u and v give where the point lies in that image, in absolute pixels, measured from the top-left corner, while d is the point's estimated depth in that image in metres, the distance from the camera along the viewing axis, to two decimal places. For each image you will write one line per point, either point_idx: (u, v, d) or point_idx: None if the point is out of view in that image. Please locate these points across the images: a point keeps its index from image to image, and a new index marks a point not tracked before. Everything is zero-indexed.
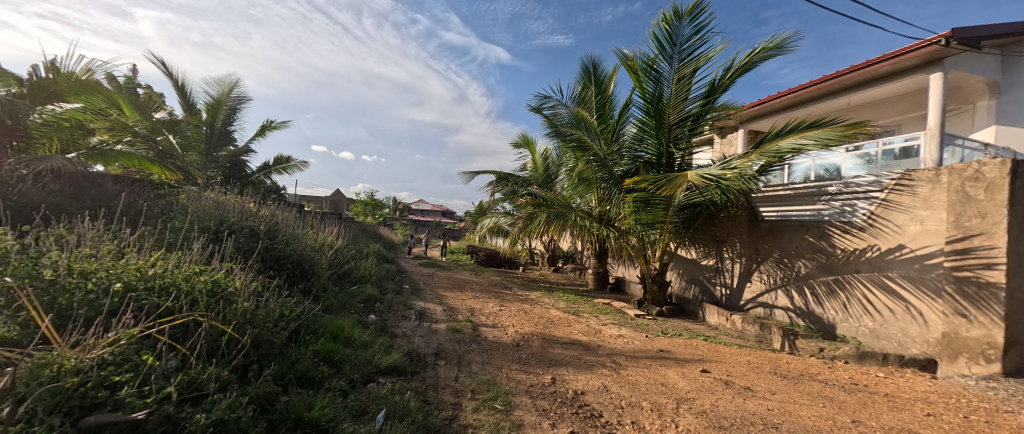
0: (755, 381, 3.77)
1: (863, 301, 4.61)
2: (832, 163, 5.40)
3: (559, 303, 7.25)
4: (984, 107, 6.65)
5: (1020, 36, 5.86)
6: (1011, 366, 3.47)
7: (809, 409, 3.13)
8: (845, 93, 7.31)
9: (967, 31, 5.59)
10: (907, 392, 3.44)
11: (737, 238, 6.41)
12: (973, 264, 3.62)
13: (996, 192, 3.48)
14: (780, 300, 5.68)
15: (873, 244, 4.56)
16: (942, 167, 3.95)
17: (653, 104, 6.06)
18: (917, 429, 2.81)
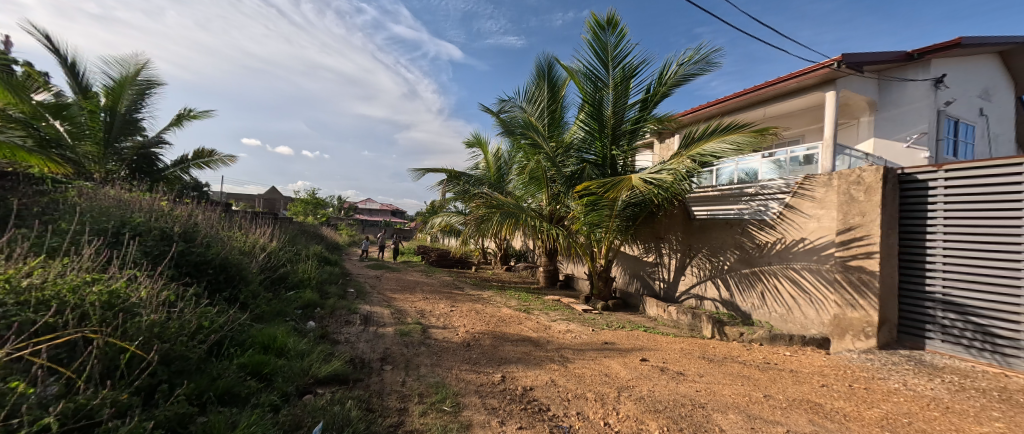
0: (686, 366, 4.10)
1: (775, 290, 5.22)
2: (750, 168, 6.01)
3: (510, 302, 7.33)
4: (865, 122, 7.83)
5: (891, 64, 7.03)
6: (885, 340, 4.12)
7: (730, 388, 3.48)
8: (762, 105, 8.23)
9: (852, 58, 6.61)
10: (807, 367, 3.97)
11: (673, 235, 6.93)
12: (856, 255, 4.25)
13: (872, 194, 4.14)
14: (709, 291, 6.25)
15: (781, 238, 5.20)
16: (834, 173, 4.61)
17: (597, 108, 6.34)
18: (814, 398, 3.25)
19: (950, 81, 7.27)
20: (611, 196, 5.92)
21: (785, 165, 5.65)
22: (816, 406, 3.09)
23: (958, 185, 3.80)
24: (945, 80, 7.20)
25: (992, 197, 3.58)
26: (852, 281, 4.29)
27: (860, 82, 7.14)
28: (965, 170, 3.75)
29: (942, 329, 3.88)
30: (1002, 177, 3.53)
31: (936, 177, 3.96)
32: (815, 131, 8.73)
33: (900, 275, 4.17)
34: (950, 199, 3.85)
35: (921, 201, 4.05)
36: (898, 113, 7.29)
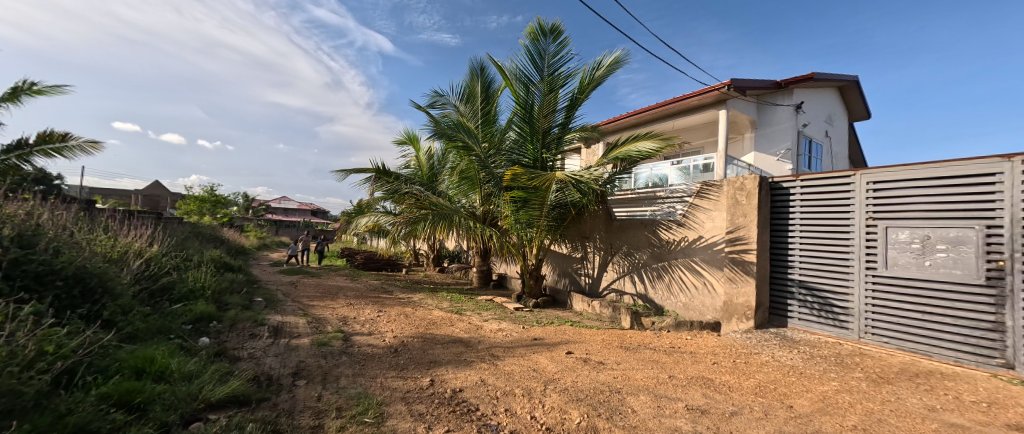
0: (606, 355, 4.43)
1: (680, 281, 5.89)
2: (662, 174, 6.75)
3: (442, 304, 7.18)
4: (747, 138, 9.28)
5: (766, 90, 8.42)
6: (760, 321, 4.90)
7: (642, 372, 3.85)
8: (671, 118, 9.21)
9: (739, 82, 7.77)
10: (703, 348, 4.56)
11: (597, 234, 7.43)
12: (740, 250, 5.00)
13: (751, 198, 4.92)
14: (628, 285, 6.83)
15: (685, 236, 5.88)
16: (724, 179, 5.37)
17: (528, 112, 6.54)
18: (707, 375, 3.75)
19: (806, 107, 8.95)
20: (540, 193, 6.13)
21: (689, 172, 6.47)
22: (709, 381, 3.57)
23: (809, 192, 4.69)
24: (803, 106, 8.84)
25: (831, 202, 4.48)
26: (736, 273, 5.03)
27: (743, 103, 8.46)
28: (814, 179, 4.64)
29: (799, 309, 4.73)
30: (837, 186, 4.44)
31: (795, 185, 4.84)
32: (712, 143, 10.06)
33: (771, 266, 4.99)
34: (804, 203, 4.73)
35: (785, 205, 4.91)
36: (771, 131, 8.77)
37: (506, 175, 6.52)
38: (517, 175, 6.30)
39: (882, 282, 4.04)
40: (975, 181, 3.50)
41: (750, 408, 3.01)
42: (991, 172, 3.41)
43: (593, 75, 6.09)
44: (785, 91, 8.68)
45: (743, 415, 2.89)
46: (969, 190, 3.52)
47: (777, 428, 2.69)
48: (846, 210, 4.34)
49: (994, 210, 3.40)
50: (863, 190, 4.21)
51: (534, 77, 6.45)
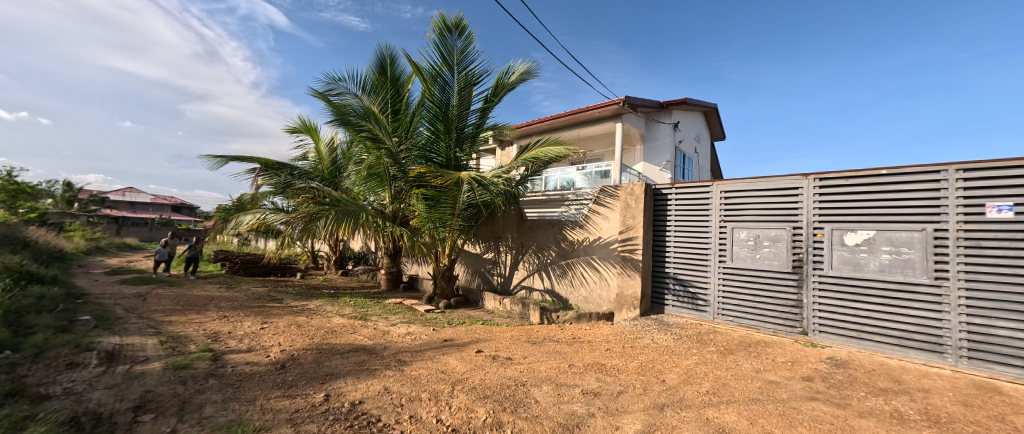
0: (514, 350, 4.58)
1: (581, 277, 6.40)
2: (570, 179, 7.60)
3: (343, 310, 6.58)
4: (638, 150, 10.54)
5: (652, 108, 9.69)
6: (644, 309, 5.60)
7: (545, 364, 4.08)
8: (576, 127, 9.96)
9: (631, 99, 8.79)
10: (599, 337, 5.04)
11: (509, 234, 7.64)
12: (630, 248, 5.66)
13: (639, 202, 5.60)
14: (536, 282, 7.18)
15: (588, 236, 6.41)
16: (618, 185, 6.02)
17: (440, 109, 6.40)
18: (601, 360, 4.15)
19: (681, 127, 10.56)
20: (452, 191, 6.01)
21: (592, 177, 7.54)
22: (602, 366, 3.96)
23: (681, 198, 5.55)
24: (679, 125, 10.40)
25: (695, 206, 5.37)
26: (626, 268, 5.68)
27: (634, 119, 9.63)
28: (685, 187, 5.50)
29: (672, 297, 5.55)
30: (700, 193, 5.34)
31: (671, 191, 5.67)
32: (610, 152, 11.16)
33: (653, 262, 5.76)
34: (677, 207, 5.57)
35: (664, 208, 5.72)
36: (656, 145, 10.14)
37: (414, 173, 6.25)
38: (429, 176, 6.03)
39: (729, 272, 4.98)
40: (787, 193, 4.57)
41: (633, 386, 3.43)
42: (797, 186, 4.50)
43: (506, 78, 6.26)
44: (666, 111, 10.13)
45: (627, 393, 3.27)
46: (782, 200, 4.60)
47: (653, 401, 3.12)
48: (706, 213, 5.25)
49: (798, 215, 4.49)
50: (718, 198, 5.15)
51: (446, 73, 6.34)
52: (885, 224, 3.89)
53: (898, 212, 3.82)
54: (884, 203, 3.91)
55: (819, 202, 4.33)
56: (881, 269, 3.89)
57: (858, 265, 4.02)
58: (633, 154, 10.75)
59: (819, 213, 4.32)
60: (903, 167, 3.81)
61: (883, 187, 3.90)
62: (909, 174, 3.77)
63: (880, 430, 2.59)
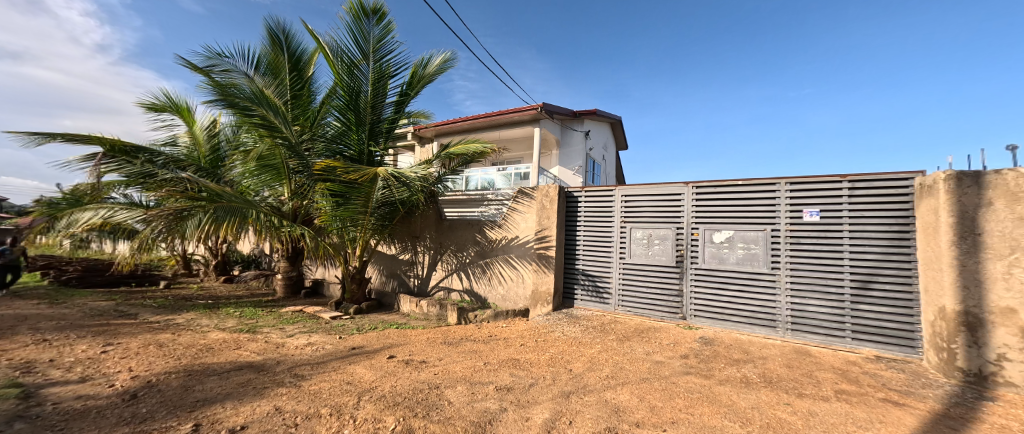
0: (429, 353, 4.45)
1: (499, 275, 6.51)
2: (490, 178, 7.70)
3: (225, 323, 5.64)
4: (554, 154, 11.12)
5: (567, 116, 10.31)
6: (556, 304, 5.93)
7: (461, 364, 4.04)
8: (497, 129, 10.12)
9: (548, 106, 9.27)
10: (514, 333, 5.19)
11: (427, 234, 7.39)
12: (545, 247, 5.93)
13: (554, 204, 5.93)
14: (454, 282, 7.06)
15: (505, 235, 6.49)
16: (534, 187, 6.26)
17: (352, 98, 5.84)
18: (515, 356, 4.28)
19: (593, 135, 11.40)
20: (364, 187, 5.51)
21: (512, 178, 7.75)
22: (516, 361, 4.08)
23: (589, 200, 6.01)
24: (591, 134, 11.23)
25: (601, 208, 5.88)
26: (541, 266, 5.94)
27: (551, 125, 10.15)
28: (592, 190, 5.98)
29: (580, 292, 5.99)
30: (605, 196, 5.86)
31: (581, 194, 6.11)
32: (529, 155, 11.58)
33: (565, 260, 6.13)
34: (586, 208, 6.03)
35: (575, 209, 6.14)
36: (570, 150, 10.84)
37: (317, 165, 5.61)
38: (331, 165, 5.44)
39: (628, 267, 5.56)
40: (673, 198, 5.29)
41: (543, 377, 3.61)
42: (680, 192, 5.23)
43: (423, 70, 6.03)
44: (579, 120, 10.90)
45: (538, 385, 3.43)
46: (667, 203, 5.33)
47: (560, 389, 3.32)
48: (610, 214, 5.78)
49: (679, 217, 5.23)
50: (620, 201, 5.71)
51: (363, 66, 5.82)
52: (741, 225, 4.76)
53: (747, 215, 4.74)
54: (741, 208, 4.79)
55: (694, 206, 5.11)
56: (738, 262, 4.73)
57: (723, 258, 4.84)
58: (549, 158, 11.31)
59: (695, 216, 5.10)
60: (753, 179, 4.73)
61: (736, 195, 4.82)
62: (755, 185, 4.70)
63: (733, 394, 3.16)
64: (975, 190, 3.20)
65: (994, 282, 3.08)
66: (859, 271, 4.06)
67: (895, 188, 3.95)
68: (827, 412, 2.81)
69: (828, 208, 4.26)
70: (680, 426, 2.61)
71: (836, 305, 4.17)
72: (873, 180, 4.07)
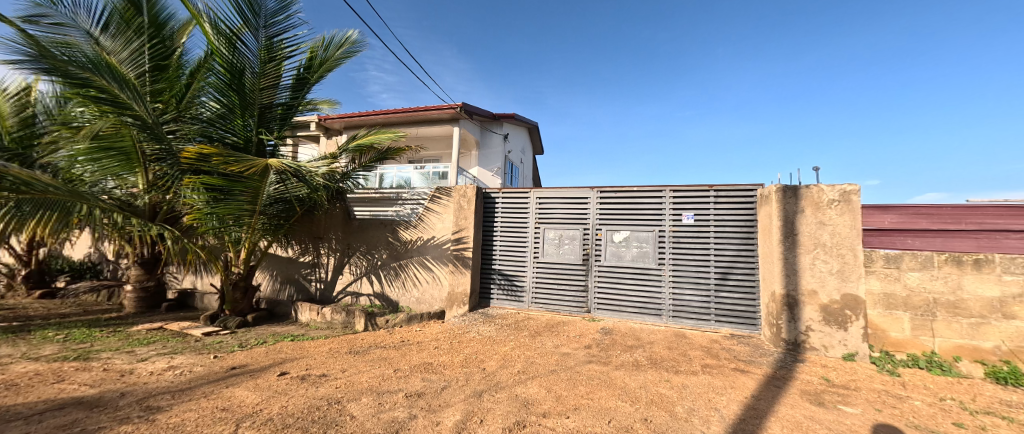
0: (331, 363, 4.04)
1: (413, 277, 6.25)
2: (407, 177, 7.33)
3: (43, 350, 4.37)
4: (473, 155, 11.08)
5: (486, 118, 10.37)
6: (472, 304, 5.91)
7: (367, 374, 3.75)
8: (414, 125, 9.73)
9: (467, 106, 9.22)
10: (428, 336, 5.02)
11: (333, 234, 6.72)
12: (462, 247, 5.86)
13: (471, 204, 5.89)
14: (364, 287, 6.56)
15: (421, 236, 6.25)
16: (452, 187, 6.17)
17: (233, 74, 4.73)
18: (428, 360, 4.15)
19: (512, 138, 11.63)
20: (249, 179, 4.71)
21: (430, 177, 7.51)
22: (429, 365, 3.96)
23: (506, 201, 6.13)
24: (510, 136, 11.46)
25: (517, 209, 6.06)
26: (458, 266, 5.86)
27: (470, 125, 10.12)
28: (509, 192, 6.12)
29: (496, 291, 6.09)
30: (521, 198, 6.05)
31: (498, 195, 6.20)
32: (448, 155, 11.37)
33: (482, 260, 6.16)
34: (502, 209, 6.15)
35: (492, 210, 6.21)
36: (489, 152, 10.95)
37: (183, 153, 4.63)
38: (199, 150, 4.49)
39: (540, 266, 5.82)
40: (582, 200, 5.71)
41: (456, 379, 3.58)
42: (587, 196, 5.67)
43: (326, 53, 5.46)
44: (498, 123, 11.08)
45: (450, 387, 3.38)
46: (575, 206, 5.74)
47: (473, 389, 3.33)
48: (525, 216, 5.98)
49: (586, 219, 5.66)
50: (534, 202, 5.96)
51: (246, 35, 4.75)
52: (636, 226, 5.36)
53: (638, 217, 5.37)
54: (636, 211, 5.38)
55: (598, 209, 5.59)
56: (634, 259, 5.32)
57: (621, 256, 5.39)
58: (468, 158, 11.26)
59: (599, 218, 5.58)
60: (646, 186, 5.36)
61: (630, 199, 5.42)
62: (646, 190, 5.36)
63: (626, 377, 3.53)
64: (794, 200, 4.12)
65: (804, 270, 4.01)
66: (722, 265, 4.90)
67: (746, 196, 4.87)
68: (696, 384, 3.33)
69: (701, 212, 5.05)
70: (582, 410, 2.83)
71: (706, 294, 4.95)
72: (732, 189, 4.95)
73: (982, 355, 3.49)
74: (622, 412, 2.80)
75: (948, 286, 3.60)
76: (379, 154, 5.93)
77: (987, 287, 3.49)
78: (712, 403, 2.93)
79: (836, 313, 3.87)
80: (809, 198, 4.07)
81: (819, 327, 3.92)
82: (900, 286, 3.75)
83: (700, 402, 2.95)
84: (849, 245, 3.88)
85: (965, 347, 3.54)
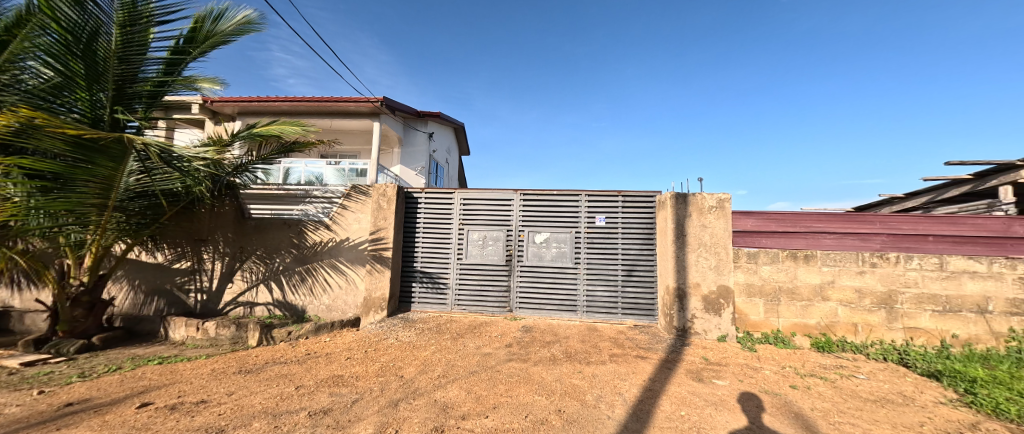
0: (214, 386, 3.46)
1: (323, 282, 5.70)
2: (318, 172, 6.60)
3: None
4: (395, 152, 10.54)
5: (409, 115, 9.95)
6: (391, 309, 5.60)
7: (262, 394, 3.29)
8: (329, 116, 8.92)
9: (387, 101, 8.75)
10: (339, 347, 4.62)
11: (220, 235, 5.79)
12: (380, 250, 5.52)
13: (390, 204, 5.59)
14: (261, 296, 5.80)
15: (333, 238, 5.74)
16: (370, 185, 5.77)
17: (74, 35, 3.76)
18: (338, 372, 3.81)
19: (437, 138, 11.33)
20: (105, 161, 3.71)
21: (346, 173, 6.91)
22: (339, 378, 3.64)
23: (428, 202, 5.96)
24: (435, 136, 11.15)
25: (441, 210, 5.92)
26: (375, 269, 5.51)
27: (392, 121, 9.62)
28: (433, 192, 5.96)
29: (417, 294, 5.87)
30: (444, 198, 5.93)
31: (420, 195, 6.00)
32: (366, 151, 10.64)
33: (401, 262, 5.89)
34: (424, 209, 5.96)
35: (414, 211, 5.98)
36: (412, 150, 10.54)
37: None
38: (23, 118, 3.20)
39: (464, 267, 5.78)
40: (505, 202, 5.81)
41: (369, 390, 3.35)
42: (510, 198, 5.80)
43: (214, 25, 4.70)
44: (423, 121, 10.74)
45: (362, 399, 3.16)
46: (498, 207, 5.83)
47: (388, 399, 3.16)
48: (449, 216, 5.88)
49: (508, 220, 5.78)
50: (458, 203, 5.90)
51: None
52: (555, 227, 5.64)
53: (555, 219, 5.66)
54: (556, 213, 5.67)
55: (520, 211, 5.76)
56: (553, 258, 5.60)
57: (542, 256, 5.62)
58: (389, 155, 10.67)
59: (521, 219, 5.75)
60: (565, 189, 5.68)
61: (549, 202, 5.70)
62: (563, 193, 5.68)
63: (543, 371, 3.70)
64: (684, 205, 4.75)
65: (690, 266, 4.64)
66: (629, 263, 5.42)
67: (648, 202, 5.47)
68: (604, 372, 3.62)
69: (611, 215, 5.53)
70: (500, 409, 2.88)
71: (615, 290, 5.43)
72: (637, 195, 5.51)
73: (809, 330, 4.43)
74: (538, 406, 2.92)
75: (788, 276, 4.50)
76: (284, 146, 5.25)
77: (812, 276, 4.45)
78: (617, 389, 3.22)
79: (713, 302, 4.56)
80: (695, 204, 4.73)
81: (701, 314, 4.58)
82: (757, 277, 4.57)
83: (607, 389, 3.23)
84: (723, 244, 4.61)
85: (798, 324, 4.46)
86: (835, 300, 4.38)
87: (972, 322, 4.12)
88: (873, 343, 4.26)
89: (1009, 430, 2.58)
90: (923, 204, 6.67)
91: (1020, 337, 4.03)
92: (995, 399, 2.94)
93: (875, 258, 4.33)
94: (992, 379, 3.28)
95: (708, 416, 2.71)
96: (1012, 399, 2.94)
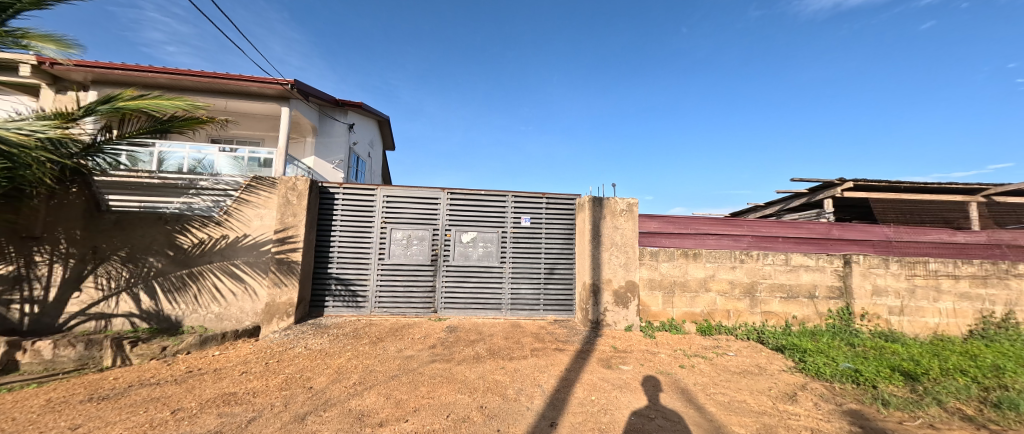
0: (52, 420, 2.79)
1: (212, 289, 4.97)
2: (207, 158, 5.58)
3: None
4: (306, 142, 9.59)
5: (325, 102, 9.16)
6: (300, 315, 5.10)
7: (125, 423, 2.76)
8: (224, 97, 7.79)
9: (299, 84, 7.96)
10: (232, 361, 4.07)
11: (63, 232, 4.66)
12: (288, 249, 4.98)
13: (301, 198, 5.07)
14: (123, 306, 4.83)
15: (226, 235, 5.04)
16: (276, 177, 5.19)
17: None
18: (229, 390, 3.36)
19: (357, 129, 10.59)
20: None
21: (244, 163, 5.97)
22: (231, 396, 3.21)
23: (347, 198, 5.56)
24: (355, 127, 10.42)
25: (362, 207, 5.57)
26: (281, 271, 4.95)
27: (306, 108, 8.77)
28: (352, 187, 5.58)
29: (332, 298, 5.44)
30: (366, 194, 5.60)
31: (338, 191, 5.57)
32: (272, 138, 9.49)
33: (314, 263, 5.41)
34: (341, 206, 5.54)
35: (330, 207, 5.53)
36: (330, 141, 9.71)
37: None
38: None
39: (386, 268, 5.52)
40: (432, 201, 5.70)
41: (270, 406, 3.03)
42: (438, 197, 5.71)
43: None
44: (342, 110, 9.98)
45: (261, 417, 2.84)
46: (425, 206, 5.68)
47: (293, 413, 2.90)
48: (371, 214, 5.58)
49: (435, 220, 5.68)
50: (381, 200, 5.62)
51: None
52: (481, 227, 5.71)
53: (481, 218, 5.73)
54: (483, 213, 5.74)
55: (448, 210, 5.71)
56: (480, 258, 5.65)
57: (468, 255, 5.64)
58: (301, 145, 9.67)
59: (449, 218, 5.69)
60: (492, 190, 5.78)
61: (476, 200, 5.75)
62: (490, 193, 5.78)
63: (467, 370, 3.73)
64: (599, 207, 5.18)
65: (603, 264, 5.07)
66: (550, 261, 5.73)
67: (569, 203, 5.86)
68: (526, 366, 3.80)
69: (535, 216, 5.78)
70: (421, 411, 2.84)
71: (538, 287, 5.70)
72: (559, 198, 5.86)
73: (695, 317, 5.17)
74: (461, 404, 2.95)
75: (681, 271, 5.19)
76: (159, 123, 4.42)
77: (699, 271, 5.20)
78: (536, 381, 3.41)
79: (622, 295, 5.06)
80: (609, 206, 5.19)
81: (612, 307, 5.03)
82: (657, 272, 5.19)
83: (527, 381, 3.39)
84: (630, 244, 5.14)
85: (687, 312, 5.17)
86: (714, 290, 5.19)
87: (806, 305, 5.22)
88: (740, 325, 5.14)
89: (825, 387, 3.35)
90: (777, 212, 8.22)
91: (834, 316, 5.22)
92: (818, 364, 3.78)
93: (743, 255, 5.22)
94: (816, 349, 4.21)
95: (615, 398, 3.03)
96: (827, 363, 3.81)
